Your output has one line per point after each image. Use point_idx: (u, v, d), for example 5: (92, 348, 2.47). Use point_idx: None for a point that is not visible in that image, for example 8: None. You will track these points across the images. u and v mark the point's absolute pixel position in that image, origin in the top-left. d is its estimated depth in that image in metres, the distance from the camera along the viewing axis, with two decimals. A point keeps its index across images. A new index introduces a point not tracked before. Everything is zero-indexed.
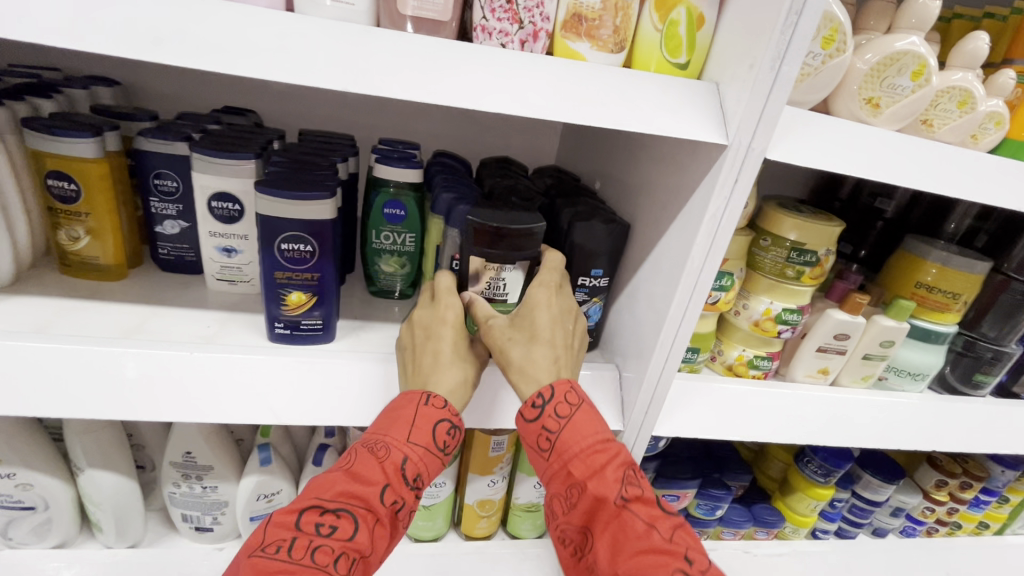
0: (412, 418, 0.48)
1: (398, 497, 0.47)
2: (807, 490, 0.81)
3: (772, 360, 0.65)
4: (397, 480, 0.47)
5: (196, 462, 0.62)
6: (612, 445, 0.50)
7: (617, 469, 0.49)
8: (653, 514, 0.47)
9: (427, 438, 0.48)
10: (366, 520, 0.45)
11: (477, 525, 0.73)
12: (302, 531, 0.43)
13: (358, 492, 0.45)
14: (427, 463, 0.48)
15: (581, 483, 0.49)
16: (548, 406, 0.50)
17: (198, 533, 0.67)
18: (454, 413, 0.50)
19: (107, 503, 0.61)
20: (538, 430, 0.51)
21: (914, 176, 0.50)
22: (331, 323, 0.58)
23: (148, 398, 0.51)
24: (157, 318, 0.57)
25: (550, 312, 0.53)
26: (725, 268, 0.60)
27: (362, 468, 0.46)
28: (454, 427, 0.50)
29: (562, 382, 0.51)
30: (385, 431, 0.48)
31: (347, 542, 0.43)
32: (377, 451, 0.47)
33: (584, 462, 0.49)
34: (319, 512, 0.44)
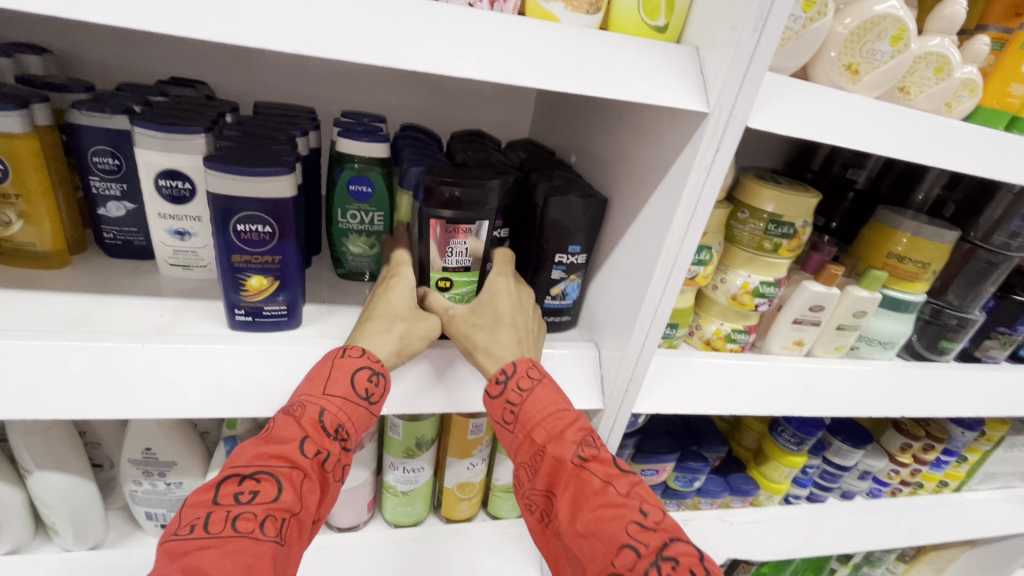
0: (328, 372, 0.48)
1: (320, 448, 0.46)
2: (780, 458, 0.82)
3: (749, 333, 0.65)
4: (316, 432, 0.46)
5: (157, 459, 0.59)
6: (572, 411, 0.50)
7: (577, 432, 0.49)
8: (610, 473, 0.47)
9: (346, 388, 0.47)
10: (292, 478, 0.44)
11: (456, 508, 0.72)
12: (219, 504, 0.40)
13: (273, 453, 0.44)
14: (350, 411, 0.48)
15: (542, 447, 0.49)
16: (511, 381, 0.50)
17: (165, 531, 0.64)
18: (374, 360, 0.49)
19: (61, 505, 0.57)
20: (502, 403, 0.51)
21: (892, 143, 0.49)
22: (296, 308, 0.55)
23: (97, 395, 0.47)
24: (105, 308, 0.53)
25: (511, 298, 0.53)
26: (704, 242, 0.59)
27: (279, 430, 0.45)
28: (376, 374, 0.49)
29: (525, 357, 0.51)
30: (301, 391, 0.47)
31: (272, 504, 0.41)
32: (293, 411, 0.46)
33: (544, 428, 0.49)
34: (236, 482, 0.42)
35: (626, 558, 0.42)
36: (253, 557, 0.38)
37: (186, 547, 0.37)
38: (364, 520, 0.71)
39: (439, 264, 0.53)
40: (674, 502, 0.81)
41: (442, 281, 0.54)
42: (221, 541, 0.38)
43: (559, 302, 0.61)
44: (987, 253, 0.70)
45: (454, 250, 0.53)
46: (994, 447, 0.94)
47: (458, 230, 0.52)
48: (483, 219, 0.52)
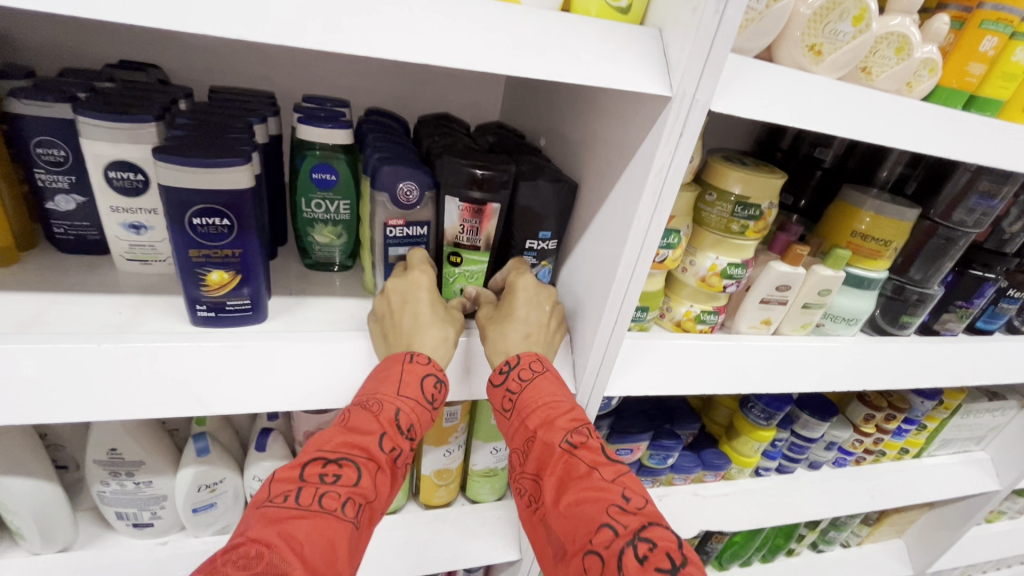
0: (400, 375, 0.50)
1: (395, 444, 0.49)
2: (750, 433, 0.85)
3: (718, 314, 0.66)
4: (393, 429, 0.49)
5: (124, 458, 0.58)
6: (567, 402, 0.53)
7: (568, 421, 0.52)
8: (597, 459, 0.49)
9: (418, 392, 0.50)
10: (369, 468, 0.46)
11: (435, 494, 0.73)
12: (307, 480, 0.43)
13: (355, 441, 0.47)
14: (420, 415, 0.50)
15: (534, 434, 0.52)
16: (513, 371, 0.53)
17: (137, 530, 0.62)
18: (439, 368, 0.52)
19: (26, 510, 0.56)
20: (503, 392, 0.54)
21: (853, 125, 0.50)
22: (260, 302, 0.54)
23: (51, 398, 0.45)
24: (57, 307, 0.51)
25: (526, 295, 0.56)
26: (672, 226, 0.59)
27: (357, 423, 0.47)
28: (440, 381, 0.52)
29: (530, 352, 0.54)
30: (375, 390, 0.50)
31: (353, 488, 0.44)
32: (369, 406, 0.48)
33: (538, 415, 0.52)
34: (321, 464, 0.44)
35: (604, 537, 0.44)
36: (338, 535, 0.41)
37: (281, 514, 0.40)
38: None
39: (451, 239, 0.56)
40: (649, 479, 0.83)
41: (453, 257, 0.57)
42: (311, 514, 0.41)
43: None
44: (946, 230, 0.71)
45: (466, 228, 0.56)
46: (952, 414, 0.98)
47: (469, 208, 0.55)
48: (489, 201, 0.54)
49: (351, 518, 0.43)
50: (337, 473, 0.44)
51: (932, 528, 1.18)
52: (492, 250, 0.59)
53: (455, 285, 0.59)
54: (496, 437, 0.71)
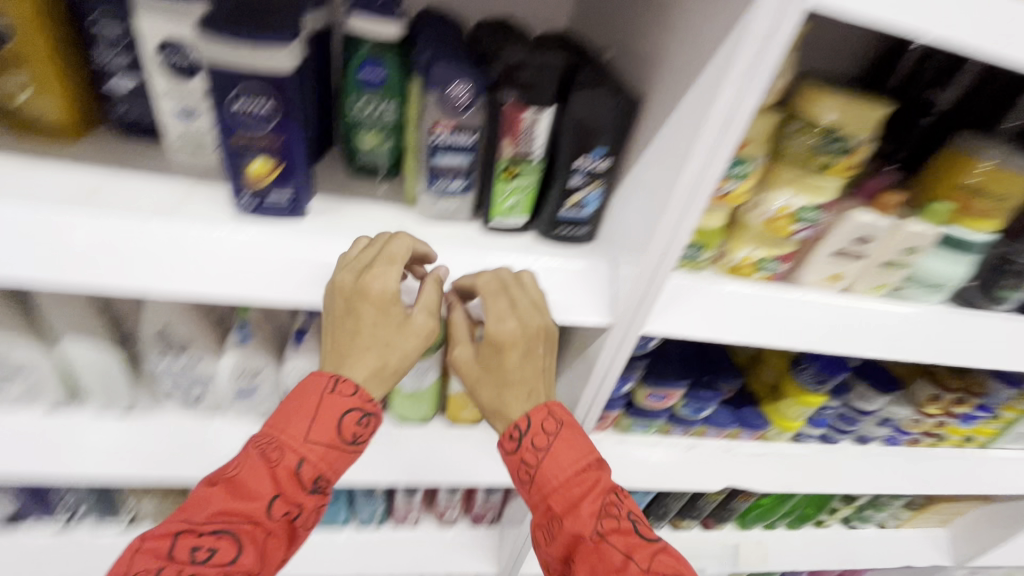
0: (313, 412, 0.49)
1: (290, 505, 0.49)
2: (796, 396, 0.79)
3: (780, 263, 0.60)
4: (292, 485, 0.48)
5: (175, 336, 0.61)
6: (588, 473, 0.52)
7: (595, 500, 0.50)
8: (631, 545, 0.48)
9: (326, 437, 0.49)
10: (253, 534, 0.47)
11: (462, 411, 0.73)
12: (173, 559, 0.44)
13: (240, 508, 0.47)
14: (330, 460, 0.50)
15: (560, 517, 0.51)
16: (526, 437, 0.53)
17: (187, 405, 0.67)
18: (366, 400, 0.51)
19: (91, 371, 0.61)
20: (519, 460, 0.53)
21: (991, 43, 0.41)
22: (301, 198, 0.53)
23: (103, 269, 0.47)
24: (113, 183, 0.52)
25: (519, 354, 0.53)
26: (745, 154, 0.52)
27: (249, 481, 0.47)
28: (365, 416, 0.51)
29: (540, 409, 0.53)
30: (282, 441, 0.49)
31: (228, 565, 0.45)
32: (271, 457, 0.48)
33: (562, 496, 0.51)
34: (194, 535, 0.45)
35: None
36: None
37: None
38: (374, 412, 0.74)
39: (506, 151, 0.52)
40: (680, 428, 0.80)
41: (507, 170, 0.53)
42: None
43: (575, 211, 0.57)
44: None
45: (523, 138, 0.51)
46: None
47: (526, 113, 0.50)
48: (545, 107, 0.50)
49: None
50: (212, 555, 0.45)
51: (983, 523, 1.10)
52: (546, 166, 0.55)
53: (505, 202, 0.56)
54: None
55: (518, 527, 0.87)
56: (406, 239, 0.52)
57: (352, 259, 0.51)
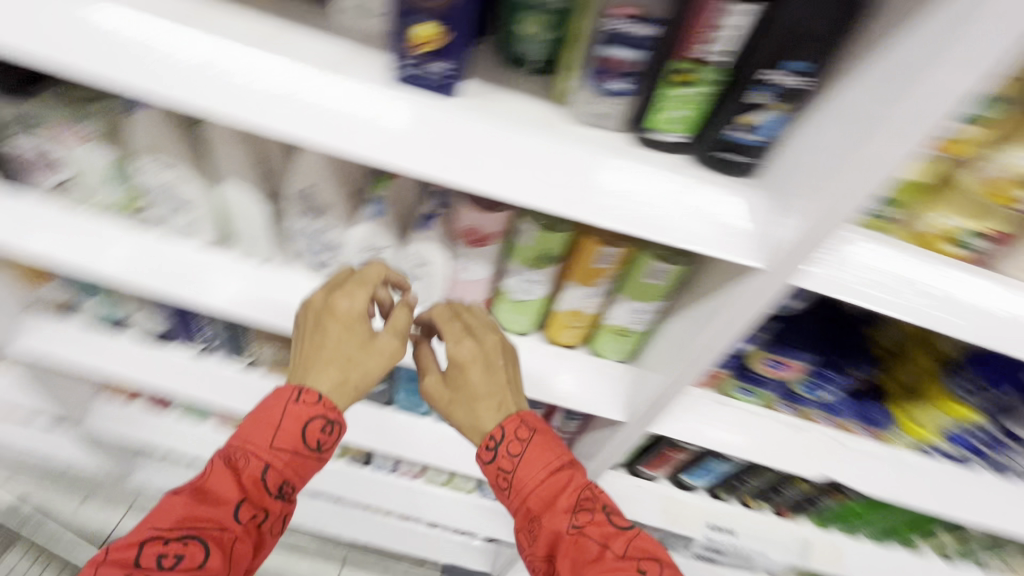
0: (279, 419, 0.60)
1: (255, 510, 0.59)
2: (937, 402, 0.70)
3: (987, 241, 0.50)
4: (254, 490, 0.59)
5: (315, 198, 0.63)
6: (561, 482, 0.65)
7: (568, 499, 0.64)
8: (605, 535, 0.62)
9: (291, 442, 0.60)
10: (218, 539, 0.56)
11: (562, 332, 0.72)
12: (140, 565, 0.53)
13: (207, 515, 0.56)
14: (293, 465, 0.60)
15: (539, 515, 0.64)
16: (500, 446, 0.65)
17: (315, 268, 0.71)
18: (329, 408, 0.60)
19: (245, 215, 0.67)
20: (495, 468, 0.66)
21: None
22: (460, 72, 0.51)
23: (272, 112, 0.49)
24: (289, 30, 0.52)
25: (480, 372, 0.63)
26: (998, 92, 0.45)
27: (218, 487, 0.58)
28: (328, 423, 0.61)
29: (511, 419, 0.65)
30: (250, 448, 0.59)
31: (195, 567, 0.54)
32: (235, 464, 0.59)
33: (539, 498, 0.64)
34: (160, 545, 0.54)
35: None
36: None
37: None
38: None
39: (686, 52, 0.46)
40: (788, 405, 0.74)
41: (677, 74, 0.48)
42: None
43: (744, 135, 0.49)
44: None
45: (712, 38, 0.45)
46: None
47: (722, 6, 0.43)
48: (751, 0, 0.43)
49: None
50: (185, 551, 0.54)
51: None
52: (725, 79, 0.48)
53: (663, 112, 0.50)
54: (643, 299, 0.63)
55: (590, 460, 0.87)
56: (381, 266, 0.63)
57: (331, 281, 0.63)
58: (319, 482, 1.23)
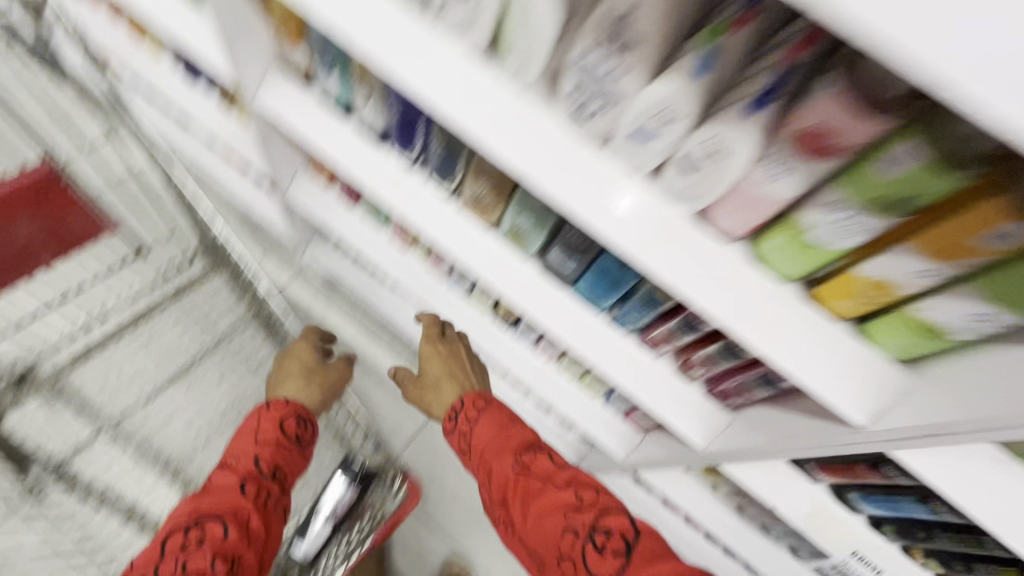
0: (260, 420, 0.94)
1: (257, 484, 0.84)
2: None
3: None
4: (250, 473, 0.85)
5: (629, 28, 0.49)
6: (509, 433, 0.79)
7: (517, 448, 0.77)
8: (548, 474, 0.72)
9: (274, 432, 0.93)
10: (234, 518, 0.77)
11: (844, 299, 0.57)
12: (173, 554, 0.71)
13: (219, 497, 0.79)
14: (279, 454, 0.91)
15: (492, 462, 0.77)
16: (461, 413, 0.85)
17: (574, 117, 0.59)
18: (296, 408, 1.00)
19: (532, 27, 0.56)
20: (457, 435, 0.84)
21: None
22: None
23: None
24: None
25: (439, 366, 0.98)
26: None
27: (218, 480, 0.83)
28: (298, 418, 0.99)
29: (471, 393, 0.87)
30: (236, 458, 0.87)
31: (218, 540, 0.73)
32: (231, 461, 0.87)
33: (493, 448, 0.78)
34: (184, 533, 0.72)
35: (570, 538, 0.65)
36: None
37: None
38: (737, 237, 0.59)
39: None
40: None
41: None
42: None
43: None
44: None
45: None
46: None
47: None
48: None
49: (224, 570, 0.70)
50: (203, 533, 0.73)
51: None
52: None
53: None
54: (998, 304, 0.48)
55: (768, 438, 0.75)
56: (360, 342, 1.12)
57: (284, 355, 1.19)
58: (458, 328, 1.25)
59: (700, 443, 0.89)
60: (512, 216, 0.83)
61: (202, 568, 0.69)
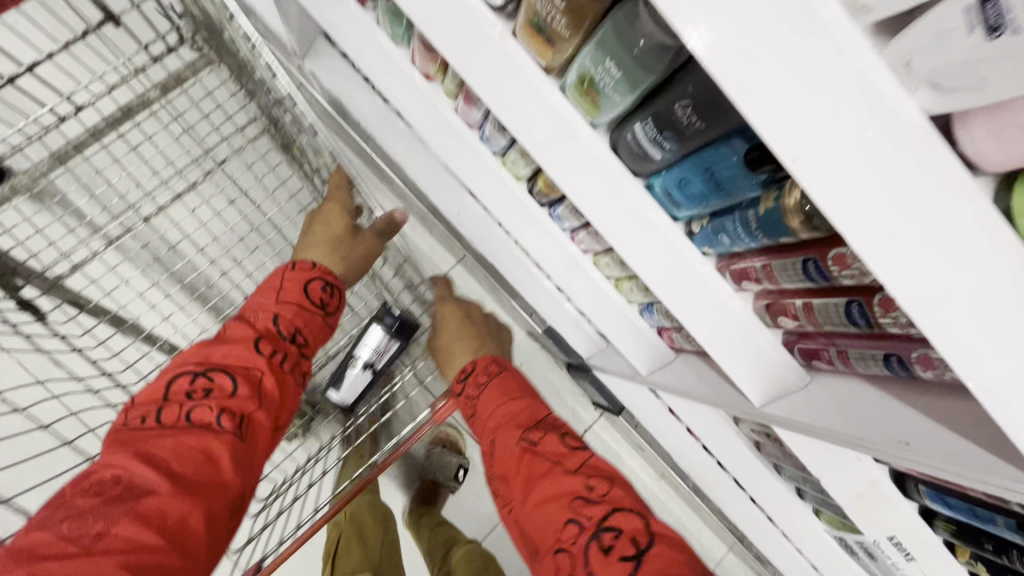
0: (283, 280, 0.82)
1: (272, 346, 0.74)
2: None
3: None
4: (267, 333, 0.75)
5: None
6: (521, 406, 0.74)
7: (527, 418, 0.72)
8: (560, 456, 0.64)
9: (297, 296, 0.81)
10: (245, 376, 0.69)
11: None
12: (169, 402, 0.64)
13: (230, 351, 0.70)
14: (299, 318, 0.80)
15: (496, 433, 0.72)
16: (468, 378, 0.82)
17: None
18: (322, 271, 0.86)
19: None
20: (462, 401, 0.82)
21: None
22: None
23: None
24: None
25: (456, 340, 0.96)
26: None
27: (232, 333, 0.73)
28: (327, 284, 0.85)
29: (484, 359, 0.84)
30: (255, 308, 0.78)
31: (223, 397, 0.65)
32: (248, 315, 0.77)
33: (497, 416, 0.74)
34: (188, 382, 0.66)
35: (570, 529, 0.57)
36: (200, 436, 0.61)
37: (145, 429, 0.60)
38: (998, 166, 0.34)
39: None
40: None
41: None
42: (176, 428, 0.61)
43: None
44: None
45: None
46: None
47: None
48: None
49: (229, 428, 0.64)
50: (212, 385, 0.67)
51: None
52: None
53: None
54: None
55: (860, 427, 0.58)
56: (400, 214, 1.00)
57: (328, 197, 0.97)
58: (483, 193, 1.02)
59: (755, 399, 0.72)
60: (585, 61, 0.54)
61: (208, 421, 0.63)
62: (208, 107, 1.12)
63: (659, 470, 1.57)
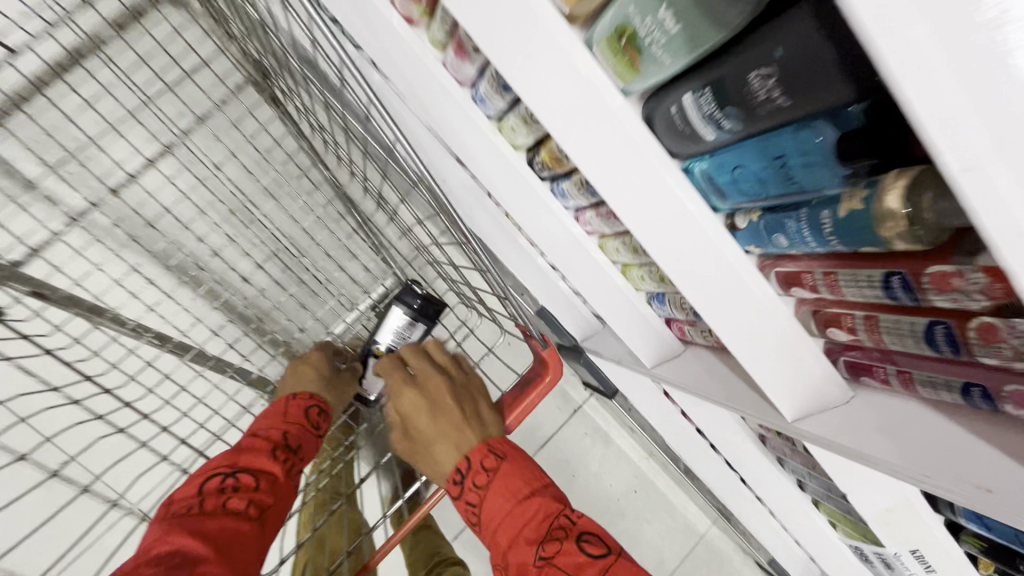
0: (285, 405, 0.73)
1: (286, 454, 0.64)
2: None
3: None
4: (278, 442, 0.65)
5: None
6: (527, 512, 0.58)
7: (538, 524, 0.57)
8: (579, 566, 0.52)
9: (299, 416, 0.72)
10: (268, 479, 0.60)
11: None
12: (202, 494, 0.53)
13: (250, 450, 0.62)
14: (303, 437, 0.69)
15: (507, 551, 0.57)
16: (466, 478, 0.63)
17: None
18: (319, 403, 0.76)
19: None
20: (463, 504, 0.62)
21: None
22: None
23: None
24: None
25: (431, 420, 0.68)
26: None
27: (246, 439, 0.64)
28: (320, 413, 0.75)
29: (477, 449, 0.64)
30: (263, 425, 0.68)
31: (252, 494, 0.56)
32: (257, 429, 0.67)
33: (506, 529, 0.58)
34: (223, 476, 0.56)
35: None
36: (234, 528, 0.52)
37: (181, 520, 0.50)
38: None
39: None
40: None
41: None
42: (214, 518, 0.52)
43: None
44: None
45: None
46: None
47: None
48: None
49: (254, 529, 0.54)
50: (241, 482, 0.57)
51: None
52: None
53: None
54: None
55: (902, 454, 0.50)
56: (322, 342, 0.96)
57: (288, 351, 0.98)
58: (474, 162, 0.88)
59: (788, 414, 0.64)
60: (626, 6, 0.42)
61: (240, 514, 0.54)
62: (175, 53, 0.95)
63: (647, 450, 1.54)
